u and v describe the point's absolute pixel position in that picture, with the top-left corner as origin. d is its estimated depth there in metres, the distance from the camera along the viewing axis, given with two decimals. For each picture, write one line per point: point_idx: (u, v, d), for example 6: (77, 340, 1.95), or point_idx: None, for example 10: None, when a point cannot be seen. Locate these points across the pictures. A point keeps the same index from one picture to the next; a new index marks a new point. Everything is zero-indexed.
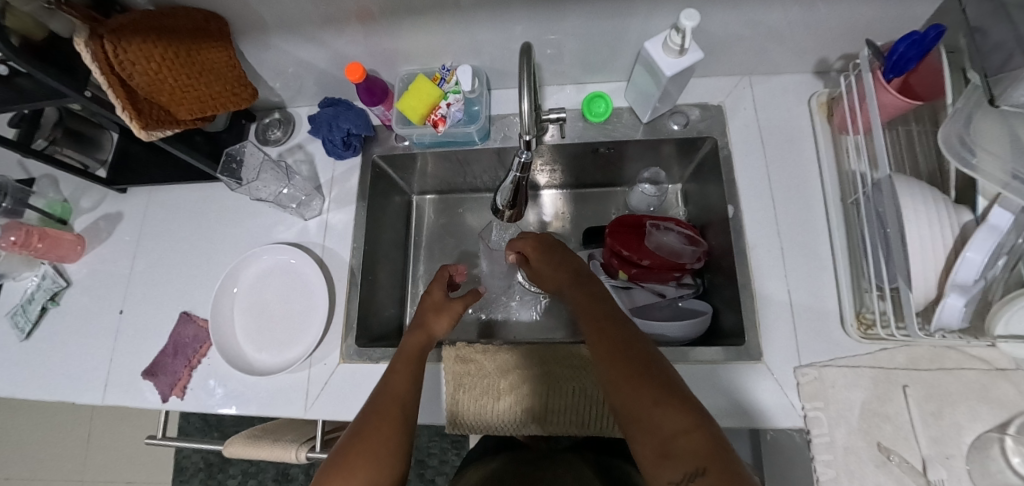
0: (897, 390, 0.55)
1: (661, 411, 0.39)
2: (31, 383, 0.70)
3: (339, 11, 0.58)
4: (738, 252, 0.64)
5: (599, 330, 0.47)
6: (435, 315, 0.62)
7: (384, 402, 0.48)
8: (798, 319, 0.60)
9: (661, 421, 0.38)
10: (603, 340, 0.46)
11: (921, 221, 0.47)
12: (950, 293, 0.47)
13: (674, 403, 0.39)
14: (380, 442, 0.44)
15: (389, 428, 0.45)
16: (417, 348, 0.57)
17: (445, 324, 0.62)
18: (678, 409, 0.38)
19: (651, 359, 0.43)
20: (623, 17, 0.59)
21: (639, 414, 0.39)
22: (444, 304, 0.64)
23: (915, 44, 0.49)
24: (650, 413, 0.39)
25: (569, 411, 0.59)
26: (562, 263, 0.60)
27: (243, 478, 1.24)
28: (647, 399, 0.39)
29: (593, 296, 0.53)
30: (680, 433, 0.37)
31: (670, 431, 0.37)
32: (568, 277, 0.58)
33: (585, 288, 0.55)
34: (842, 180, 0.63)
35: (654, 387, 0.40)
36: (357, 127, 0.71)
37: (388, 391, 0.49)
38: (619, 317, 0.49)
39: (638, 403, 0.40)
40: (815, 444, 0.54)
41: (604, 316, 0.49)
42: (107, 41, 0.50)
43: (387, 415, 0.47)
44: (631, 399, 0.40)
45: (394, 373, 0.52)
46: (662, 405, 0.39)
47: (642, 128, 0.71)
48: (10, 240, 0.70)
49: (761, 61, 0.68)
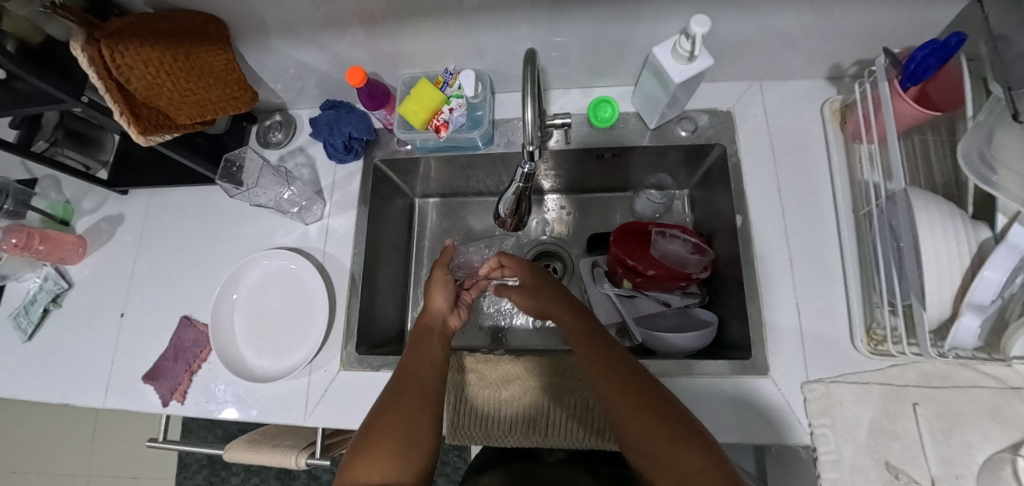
0: (907, 408, 0.54)
1: (679, 448, 0.39)
2: (34, 384, 0.71)
3: (340, 12, 0.56)
4: (746, 263, 0.62)
5: (606, 359, 0.49)
6: (428, 295, 0.65)
7: (404, 380, 0.49)
8: (807, 332, 0.59)
9: (678, 460, 0.39)
10: (612, 366, 0.48)
11: (937, 238, 0.46)
12: (964, 313, 0.45)
13: (688, 440, 0.40)
14: (402, 416, 0.45)
15: (411, 403, 0.46)
16: (425, 328, 0.59)
17: (440, 298, 0.64)
18: (695, 447, 0.39)
19: (662, 394, 0.44)
20: (631, 20, 0.57)
21: (655, 449, 0.40)
22: (432, 282, 0.66)
23: (934, 53, 0.48)
24: (669, 452, 0.39)
25: (570, 424, 0.58)
26: (553, 288, 0.63)
27: (246, 476, 1.25)
28: (662, 435, 0.40)
29: (592, 323, 0.55)
30: (699, 472, 0.37)
31: (688, 468, 0.38)
32: (572, 302, 0.60)
33: (583, 317, 0.57)
34: (855, 190, 0.62)
35: (671, 421, 0.41)
36: (358, 130, 0.69)
37: (405, 372, 0.50)
38: (623, 351, 0.50)
39: (654, 438, 0.41)
40: (822, 462, 0.53)
41: (609, 350, 0.50)
42: (104, 46, 0.49)
43: (409, 394, 0.47)
44: (650, 435, 0.41)
45: (411, 355, 0.53)
46: (679, 442, 0.40)
47: (649, 134, 0.70)
48: (11, 243, 0.69)
49: (772, 66, 0.67)
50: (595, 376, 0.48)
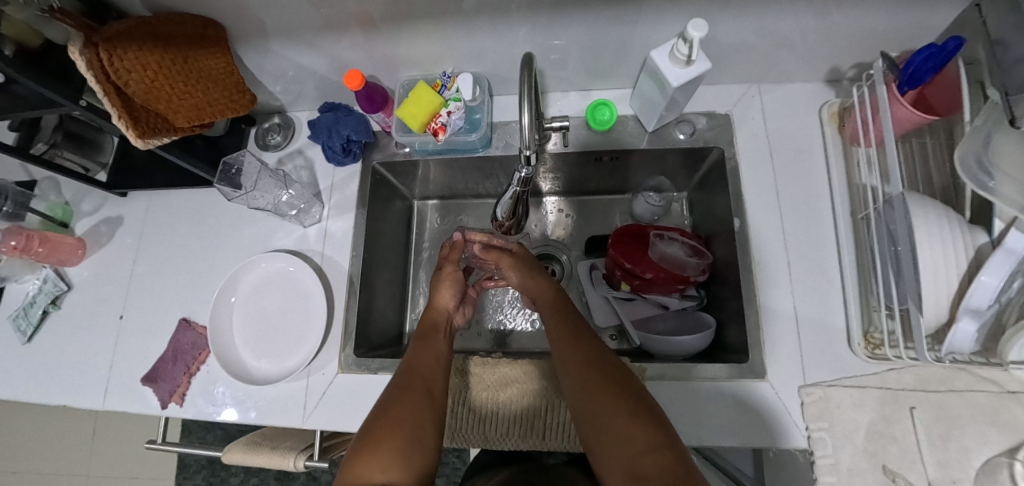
0: (904, 412, 0.54)
1: (633, 429, 0.39)
2: (34, 386, 0.71)
3: (339, 15, 0.56)
4: (744, 267, 0.62)
5: (572, 342, 0.48)
6: (437, 290, 0.65)
7: (410, 377, 0.49)
8: (804, 336, 0.59)
9: (630, 440, 0.38)
10: (580, 348, 0.48)
11: (933, 243, 0.46)
12: (962, 318, 0.45)
13: (643, 421, 0.39)
14: (407, 413, 0.45)
15: (417, 400, 0.46)
16: (430, 324, 0.59)
17: (448, 295, 0.65)
18: (648, 428, 0.39)
19: (623, 377, 0.44)
20: (629, 23, 0.57)
21: (612, 430, 0.40)
22: (441, 277, 0.67)
23: (931, 57, 0.48)
24: (623, 431, 0.39)
25: (567, 424, 0.58)
26: (533, 276, 0.63)
27: (245, 476, 1.25)
28: (620, 416, 0.40)
29: (566, 308, 0.55)
30: (650, 451, 0.37)
31: (639, 447, 0.38)
32: (552, 289, 0.60)
33: (560, 303, 0.57)
34: (853, 194, 0.62)
35: (628, 403, 0.41)
36: (357, 133, 0.70)
37: (411, 369, 0.50)
38: (591, 334, 0.50)
39: (611, 420, 0.40)
40: (819, 465, 0.53)
41: (580, 332, 0.50)
42: (102, 50, 0.50)
43: (414, 390, 0.48)
44: (605, 415, 0.41)
45: (416, 351, 0.53)
46: (634, 423, 0.39)
47: (648, 137, 0.70)
48: (11, 245, 0.70)
49: (771, 69, 0.66)
50: (558, 357, 0.48)
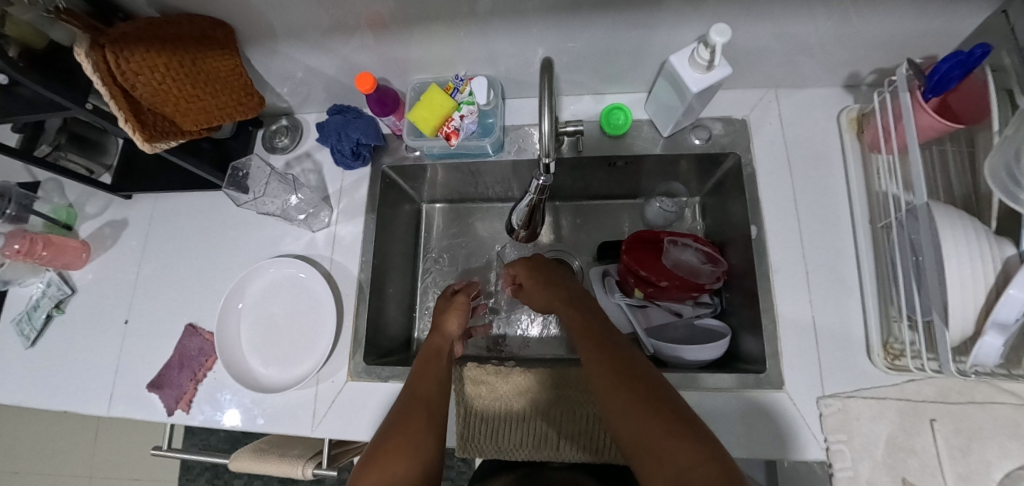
0: (924, 424, 0.53)
1: (674, 442, 0.37)
2: (37, 392, 0.70)
3: (349, 17, 0.55)
4: (761, 275, 0.61)
5: (603, 354, 0.46)
6: (443, 316, 0.63)
7: (411, 402, 0.48)
8: (822, 346, 0.58)
9: (673, 453, 0.36)
10: (607, 355, 0.46)
11: (961, 256, 0.45)
12: (987, 331, 0.43)
13: (684, 434, 0.37)
14: (409, 440, 0.43)
15: (418, 423, 0.45)
16: (434, 349, 0.57)
17: (456, 324, 0.62)
18: (690, 440, 0.37)
19: (656, 385, 0.42)
20: (646, 28, 0.56)
21: (651, 443, 0.38)
22: (449, 305, 0.65)
23: (958, 64, 0.47)
24: (663, 446, 0.37)
25: (582, 436, 0.57)
26: (557, 283, 0.60)
27: (249, 478, 1.24)
28: (658, 428, 0.38)
29: (592, 315, 0.53)
30: (695, 464, 0.35)
31: (684, 462, 0.35)
32: (571, 295, 0.57)
33: (584, 309, 0.54)
34: (872, 202, 0.61)
35: (667, 414, 0.39)
36: (367, 136, 0.68)
37: (413, 393, 0.49)
38: (623, 342, 0.47)
39: (648, 432, 0.38)
40: (838, 478, 0.53)
41: (606, 342, 0.47)
42: (109, 52, 0.49)
43: (414, 413, 0.46)
44: (642, 430, 0.38)
45: (418, 373, 0.52)
46: (672, 437, 0.37)
47: (662, 142, 0.69)
48: (15, 249, 0.68)
49: (789, 74, 0.65)
50: (590, 362, 0.46)
